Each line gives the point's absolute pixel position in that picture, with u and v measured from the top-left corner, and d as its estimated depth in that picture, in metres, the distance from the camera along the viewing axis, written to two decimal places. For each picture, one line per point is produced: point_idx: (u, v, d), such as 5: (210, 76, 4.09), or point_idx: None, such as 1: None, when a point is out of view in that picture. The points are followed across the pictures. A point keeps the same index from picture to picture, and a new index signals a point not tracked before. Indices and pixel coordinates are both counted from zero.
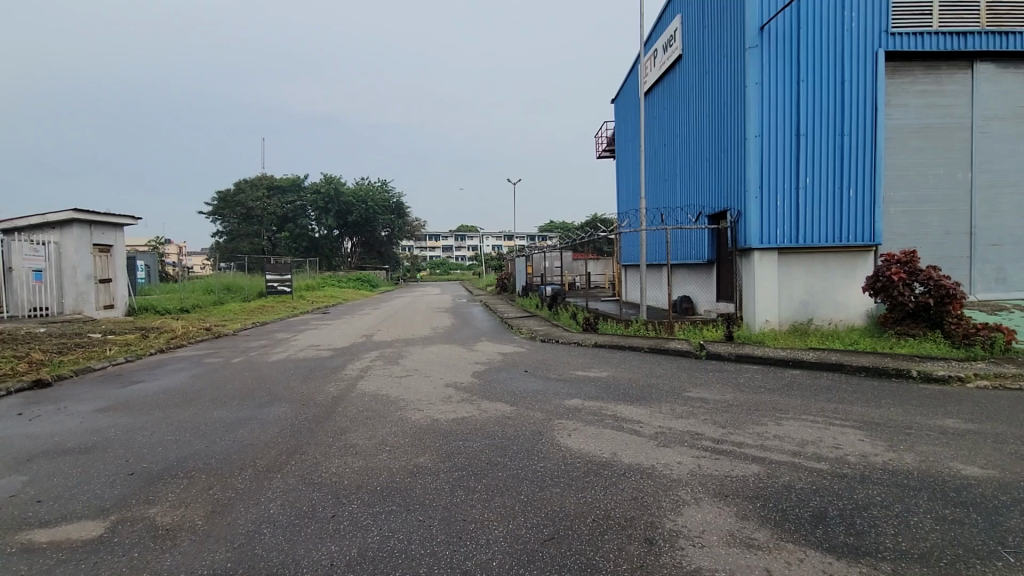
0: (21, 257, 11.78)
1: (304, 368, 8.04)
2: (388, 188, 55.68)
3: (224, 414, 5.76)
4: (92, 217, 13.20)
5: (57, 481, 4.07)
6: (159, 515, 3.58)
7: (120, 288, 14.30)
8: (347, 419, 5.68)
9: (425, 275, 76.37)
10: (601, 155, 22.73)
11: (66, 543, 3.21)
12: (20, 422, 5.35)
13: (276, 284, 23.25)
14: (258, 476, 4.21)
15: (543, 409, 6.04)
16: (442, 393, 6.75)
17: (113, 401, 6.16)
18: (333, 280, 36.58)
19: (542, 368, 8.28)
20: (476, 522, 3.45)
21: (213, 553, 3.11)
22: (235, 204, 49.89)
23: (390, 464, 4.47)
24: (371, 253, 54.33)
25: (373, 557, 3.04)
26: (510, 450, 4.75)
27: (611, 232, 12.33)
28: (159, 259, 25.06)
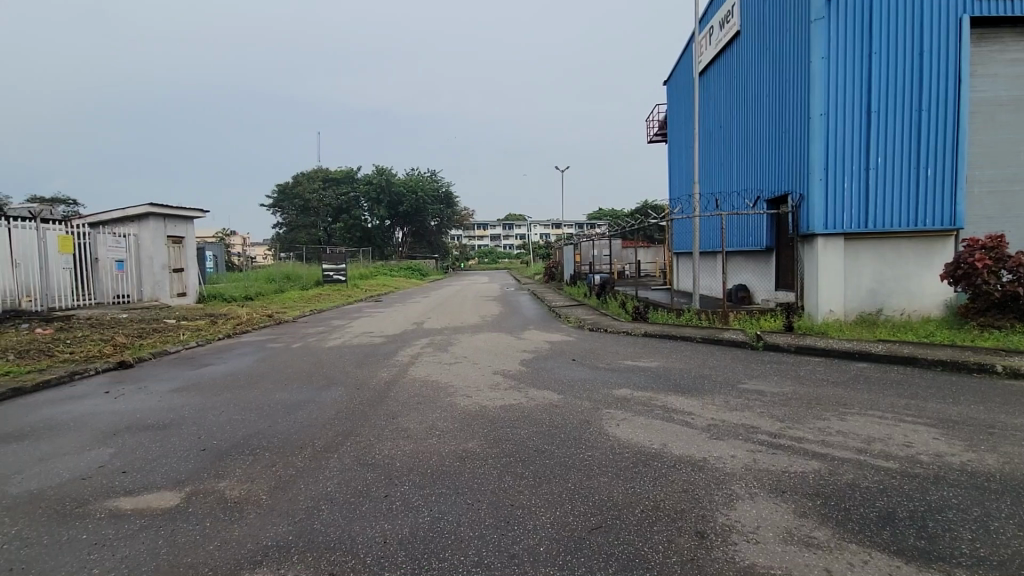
0: (106, 248, 12.76)
1: (359, 354, 8.34)
2: (437, 179, 56.67)
3: (286, 396, 6.09)
4: (166, 211, 14.19)
5: (139, 454, 4.43)
6: (229, 488, 3.85)
7: (192, 277, 15.29)
8: (399, 403, 5.87)
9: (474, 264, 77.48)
10: (651, 139, 22.10)
11: (148, 511, 3.52)
12: (107, 400, 5.86)
13: (332, 272, 24.24)
14: (317, 456, 4.44)
15: (591, 398, 6.02)
16: (490, 380, 6.84)
17: (186, 382, 6.64)
18: (386, 269, 37.88)
19: (591, 357, 8.22)
20: (524, 508, 3.49)
21: (277, 526, 3.32)
22: (293, 197, 52.09)
23: (440, 448, 4.59)
24: (422, 243, 55.76)
25: (423, 537, 3.15)
26: (557, 439, 4.77)
27: (662, 218, 12.00)
28: (224, 250, 26.64)
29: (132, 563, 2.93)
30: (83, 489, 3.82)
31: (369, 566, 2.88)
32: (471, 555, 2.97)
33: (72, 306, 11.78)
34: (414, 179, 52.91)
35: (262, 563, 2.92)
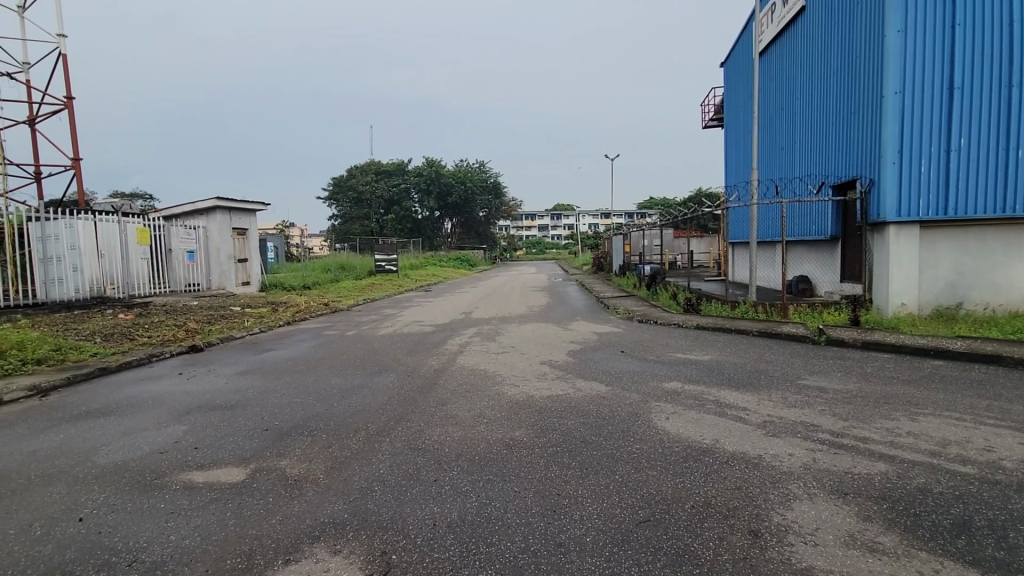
0: (178, 240, 13.63)
1: (409, 342, 8.57)
2: (486, 170, 57.03)
3: (341, 381, 6.35)
4: (231, 204, 15.02)
5: (208, 432, 4.76)
6: (289, 466, 4.07)
7: (255, 267, 16.15)
8: (448, 391, 6.01)
9: (522, 255, 77.66)
10: (707, 124, 21.30)
11: (217, 484, 3.78)
12: (180, 381, 6.30)
13: (384, 263, 24.97)
14: (370, 439, 4.62)
15: (640, 391, 5.92)
16: (537, 370, 6.87)
17: (251, 366, 7.04)
18: (435, 259, 38.63)
19: (640, 349, 8.07)
20: (570, 499, 3.50)
21: (333, 504, 3.49)
22: (347, 189, 53.75)
23: (488, 436, 4.66)
24: (470, 234, 56.42)
25: (471, 522, 3.22)
26: (604, 431, 4.73)
27: (717, 207, 11.54)
28: (284, 241, 27.96)
29: (204, 532, 3.16)
30: (160, 463, 4.14)
31: (418, 547, 2.98)
32: (517, 542, 3.01)
33: (150, 293, 12.70)
34: (462, 170, 53.53)
35: (320, 539, 3.08)
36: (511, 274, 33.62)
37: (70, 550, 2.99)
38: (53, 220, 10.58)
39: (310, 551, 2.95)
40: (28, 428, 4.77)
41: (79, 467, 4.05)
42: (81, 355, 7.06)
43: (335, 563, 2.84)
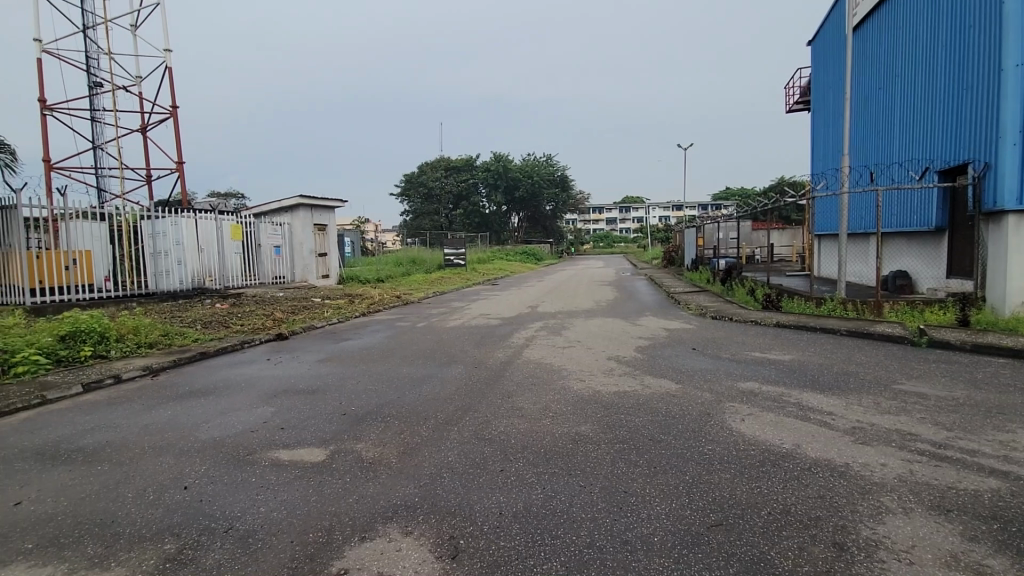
0: (266, 236, 14.68)
1: (477, 335, 8.75)
2: (553, 164, 56.74)
3: (413, 370, 6.61)
4: (312, 202, 15.98)
5: (293, 414, 5.12)
6: (365, 450, 4.31)
7: (334, 261, 17.05)
8: (514, 383, 6.08)
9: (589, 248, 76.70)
10: (791, 108, 19.92)
11: (301, 463, 4.07)
12: (268, 366, 6.83)
13: (453, 257, 25.58)
14: (440, 427, 4.77)
15: (712, 390, 5.69)
16: (603, 365, 6.79)
17: (331, 354, 7.49)
18: (501, 253, 39.07)
19: (712, 347, 7.75)
20: (637, 497, 3.44)
21: (405, 487, 3.65)
22: (418, 185, 55.28)
23: (554, 429, 4.67)
24: (536, 228, 56.50)
25: (537, 513, 3.26)
26: (674, 429, 4.59)
27: (802, 197, 10.77)
28: (360, 237, 29.34)
29: (290, 507, 3.41)
30: (252, 440, 4.52)
31: (485, 534, 3.05)
32: (583, 536, 3.01)
33: (242, 284, 13.80)
34: (529, 164, 53.61)
35: (392, 519, 3.24)
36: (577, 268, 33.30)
37: (177, 514, 3.33)
38: (162, 218, 11.75)
39: (383, 531, 3.11)
40: (142, 404, 5.37)
41: (184, 440, 4.51)
42: (185, 340, 7.81)
43: (406, 544, 2.97)
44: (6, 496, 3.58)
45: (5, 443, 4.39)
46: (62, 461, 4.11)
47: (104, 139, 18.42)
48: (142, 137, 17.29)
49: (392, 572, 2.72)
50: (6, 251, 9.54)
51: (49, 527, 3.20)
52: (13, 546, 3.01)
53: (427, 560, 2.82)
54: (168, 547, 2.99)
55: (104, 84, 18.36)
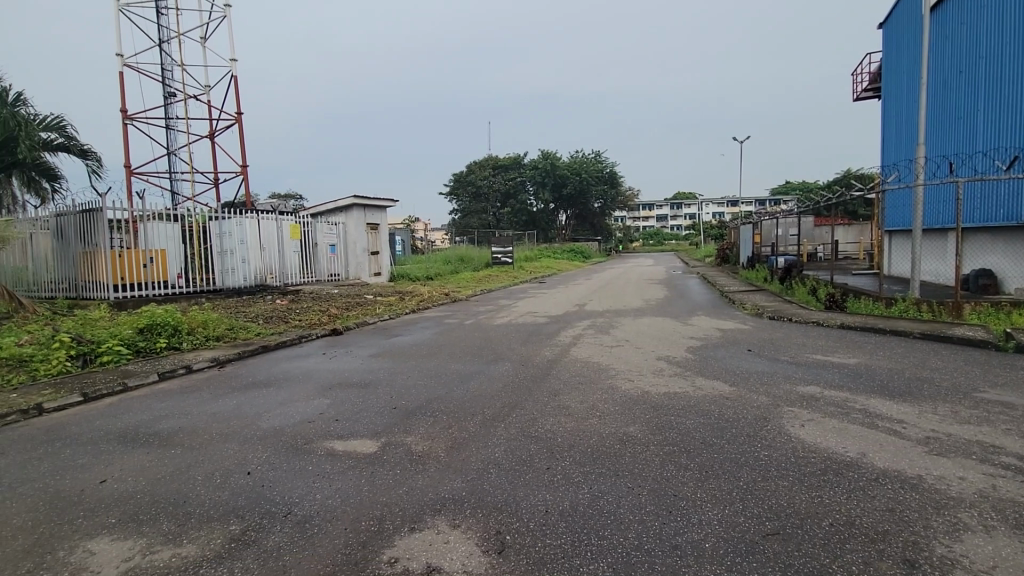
0: (323, 235, 15.28)
1: (524, 332, 8.79)
2: (602, 161, 56.00)
3: (462, 367, 6.71)
4: (365, 202, 16.51)
5: (347, 407, 5.33)
6: (414, 443, 4.42)
7: (385, 259, 17.54)
8: (561, 382, 6.06)
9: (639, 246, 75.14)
10: (859, 96, 18.77)
11: (355, 454, 4.23)
12: (324, 360, 7.13)
13: (500, 255, 25.76)
14: (487, 423, 4.83)
15: (769, 394, 5.46)
16: (653, 365, 6.64)
17: (382, 349, 7.72)
18: (548, 251, 38.95)
19: (770, 348, 7.42)
20: (687, 501, 3.35)
21: (453, 481, 3.72)
22: (466, 184, 55.73)
23: (601, 429, 4.62)
24: (584, 226, 55.93)
25: (583, 513, 3.24)
26: (727, 433, 4.44)
27: (871, 190, 10.11)
28: (410, 236, 30.03)
29: (344, 495, 3.56)
30: (309, 430, 4.73)
31: (531, 531, 3.07)
32: (631, 538, 2.96)
33: (301, 282, 14.44)
34: (578, 162, 53.14)
35: (440, 512, 3.31)
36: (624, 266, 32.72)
37: (242, 498, 3.55)
38: (228, 219, 12.48)
39: (431, 522, 3.19)
40: (211, 393, 5.74)
41: (248, 429, 4.78)
42: (249, 334, 8.27)
43: (454, 536, 3.03)
44: (94, 474, 3.92)
45: (93, 426, 4.81)
46: (141, 444, 4.45)
47: (177, 145, 19.76)
48: (211, 143, 18.43)
49: (441, 563, 2.78)
50: (93, 250, 10.43)
51: (129, 504, 3.48)
52: (99, 520, 3.29)
53: (474, 553, 2.87)
54: (233, 528, 3.18)
55: (177, 94, 19.68)
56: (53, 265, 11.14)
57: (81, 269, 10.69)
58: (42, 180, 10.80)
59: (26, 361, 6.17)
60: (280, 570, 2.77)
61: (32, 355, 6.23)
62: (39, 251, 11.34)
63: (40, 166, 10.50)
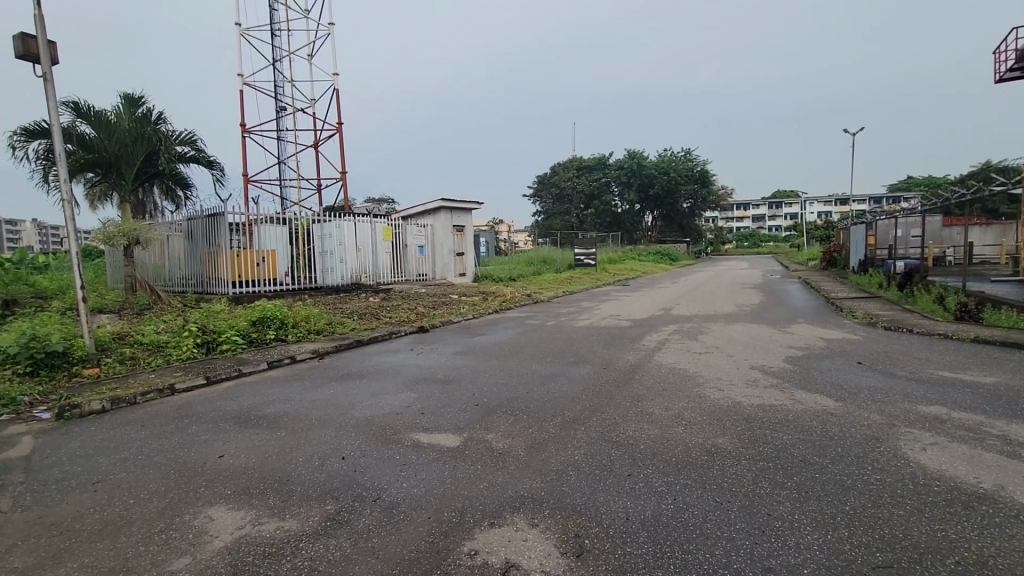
0: (412, 236, 16.00)
1: (607, 335, 8.63)
2: (692, 159, 53.56)
3: (544, 368, 6.73)
4: (452, 204, 17.06)
5: (432, 401, 5.55)
6: (495, 440, 4.51)
7: (470, 260, 18.06)
8: (645, 387, 5.87)
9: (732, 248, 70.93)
10: (1002, 77, 16.38)
11: (439, 446, 4.40)
12: (413, 355, 7.48)
13: (583, 257, 25.48)
14: (567, 425, 4.81)
15: (882, 412, 4.92)
16: (746, 375, 6.23)
17: (466, 347, 7.93)
18: (632, 254, 37.89)
19: (884, 362, 6.68)
20: (783, 521, 3.12)
21: (533, 480, 3.75)
22: (549, 185, 55.60)
23: (688, 439, 4.43)
24: (672, 227, 53.79)
25: (667, 524, 3.13)
26: (830, 453, 4.06)
27: (1017, 184, 8.74)
28: (493, 239, 30.59)
29: (428, 485, 3.71)
30: (398, 422, 5.00)
31: (612, 537, 3.01)
32: (718, 555, 2.81)
33: (392, 281, 15.23)
34: (666, 161, 51.25)
35: (519, 510, 3.35)
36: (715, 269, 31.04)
37: (337, 480, 3.83)
38: (329, 221, 13.46)
39: (511, 519, 3.23)
40: (312, 382, 6.23)
41: (343, 417, 5.14)
42: (344, 328, 8.90)
43: (533, 535, 3.06)
44: (214, 449, 4.41)
45: (213, 407, 5.41)
46: (252, 425, 4.94)
47: (286, 155, 21.65)
48: (315, 151, 19.98)
49: (519, 561, 2.81)
50: (216, 250, 11.75)
51: (242, 478, 3.88)
52: (216, 490, 3.70)
53: (553, 553, 2.87)
54: (329, 507, 3.44)
55: (287, 108, 21.54)
56: (185, 263, 12.68)
57: (205, 267, 12.06)
58: (177, 189, 12.22)
59: (162, 347, 7.08)
60: (370, 550, 2.95)
61: (166, 342, 7.14)
62: (174, 251, 12.94)
63: (175, 177, 11.86)
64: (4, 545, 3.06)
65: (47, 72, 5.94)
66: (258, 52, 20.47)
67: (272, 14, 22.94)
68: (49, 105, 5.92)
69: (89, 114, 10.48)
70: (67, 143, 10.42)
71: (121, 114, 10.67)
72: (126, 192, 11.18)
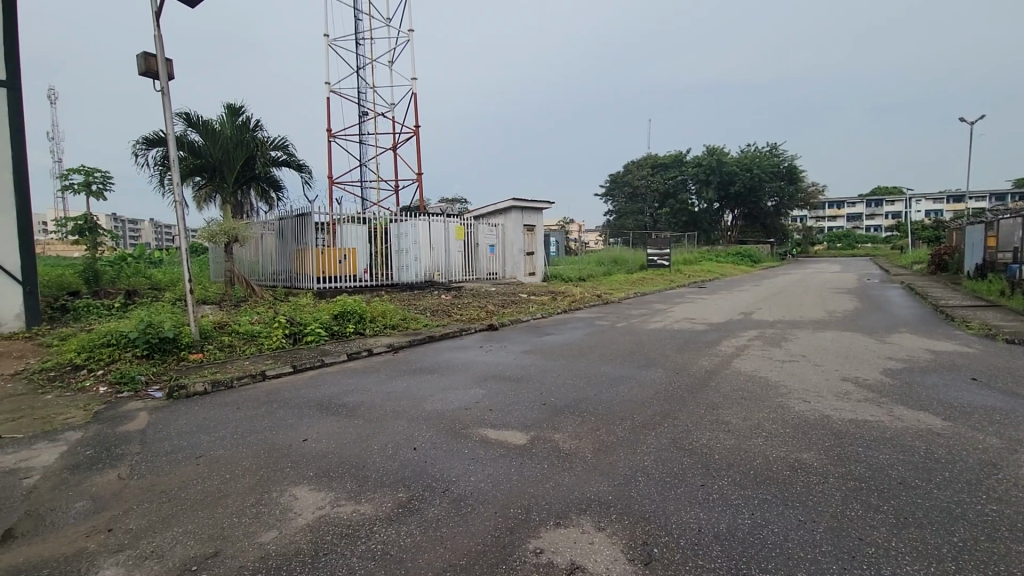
0: (483, 236, 16.27)
1: (680, 339, 8.29)
2: (779, 154, 50.29)
3: (614, 370, 6.60)
4: (524, 204, 17.12)
5: (501, 398, 5.63)
6: (562, 441, 4.49)
7: (540, 259, 18.05)
8: (721, 395, 5.59)
9: (823, 249, 65.77)
10: None
11: (506, 443, 4.44)
12: (482, 353, 7.61)
13: (656, 257, 24.71)
14: (636, 429, 4.69)
15: (1001, 435, 4.36)
16: (837, 387, 5.75)
17: (535, 347, 7.96)
18: (710, 254, 36.18)
19: (1005, 379, 5.91)
20: (877, 548, 2.85)
21: (599, 483, 3.69)
22: (622, 184, 54.31)
23: (768, 452, 4.16)
24: (754, 227, 50.82)
25: (743, 539, 2.96)
26: (934, 476, 3.67)
27: None
28: (563, 239, 30.42)
29: (495, 481, 3.77)
30: (467, 417, 5.11)
31: (682, 548, 2.90)
32: None
33: (463, 279, 15.57)
34: (749, 156, 48.52)
35: (586, 512, 3.31)
36: (800, 272, 29.00)
37: (409, 470, 3.98)
38: (405, 221, 14.00)
39: (576, 521, 3.20)
40: (387, 374, 6.52)
41: (415, 410, 5.33)
42: (417, 324, 9.23)
43: (599, 538, 3.01)
44: (299, 433, 4.74)
45: (299, 393, 5.81)
46: (332, 412, 5.25)
47: (368, 157, 22.74)
48: (394, 153, 20.84)
49: (585, 563, 2.78)
50: (303, 247, 12.61)
51: (323, 462, 4.14)
52: (300, 471, 3.97)
53: (619, 559, 2.81)
54: (401, 495, 3.58)
55: (369, 113, 22.61)
56: (276, 260, 13.70)
57: (294, 263, 12.97)
58: (270, 191, 13.22)
59: (256, 336, 7.71)
60: (438, 539, 3.05)
61: (259, 332, 7.76)
62: (268, 248, 14.03)
63: (269, 179, 12.84)
64: (122, 508, 3.46)
65: (164, 86, 6.63)
66: (343, 60, 21.65)
67: (356, 23, 24.19)
68: (164, 116, 6.60)
69: (198, 123, 11.60)
70: (179, 150, 11.58)
71: (224, 123, 11.71)
72: (227, 194, 12.25)
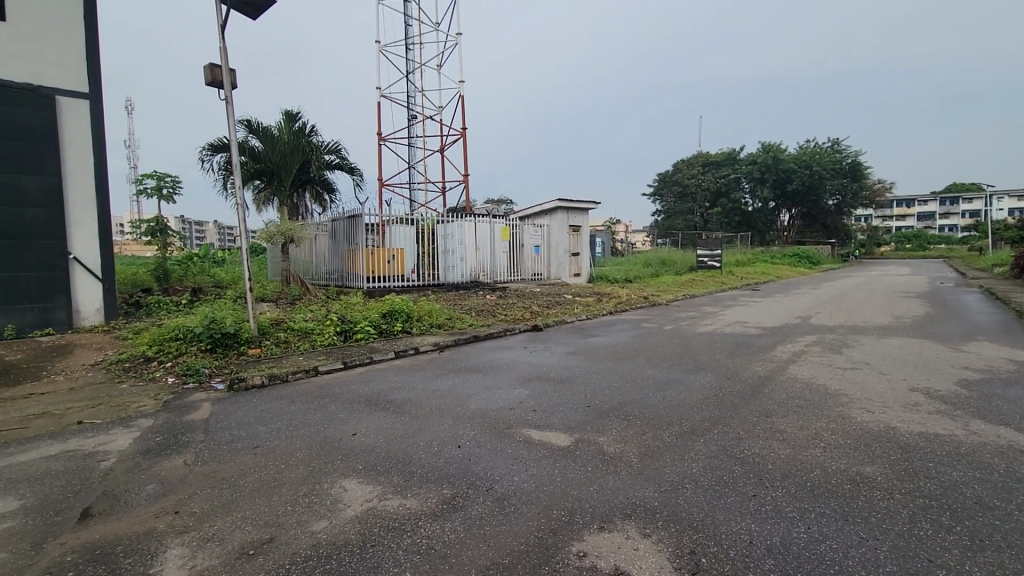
0: (529, 236, 16.30)
1: (732, 343, 8.00)
2: (842, 149, 47.68)
3: (662, 373, 6.45)
4: (571, 204, 16.94)
5: (545, 399, 5.61)
6: (606, 444, 4.42)
7: (586, 260, 17.86)
8: (775, 403, 5.35)
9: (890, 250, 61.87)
10: None
11: (550, 445, 4.42)
12: (526, 353, 7.61)
13: (706, 258, 23.96)
14: (683, 435, 4.57)
15: None
16: (904, 397, 5.39)
17: (580, 348, 7.89)
18: (763, 255, 34.75)
19: None
20: (949, 571, 2.65)
21: (644, 488, 3.62)
22: (672, 183, 52.98)
23: (826, 463, 3.95)
24: (813, 226, 48.42)
25: (798, 554, 2.82)
26: (1016, 497, 3.37)
27: None
28: (609, 240, 30.00)
29: (538, 481, 3.76)
30: (510, 417, 5.13)
31: (732, 559, 2.80)
32: None
33: (508, 279, 15.65)
34: (808, 153, 46.26)
35: (630, 517, 3.25)
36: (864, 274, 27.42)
37: (453, 467, 4.03)
38: (452, 222, 14.22)
39: (621, 526, 3.15)
40: (433, 372, 6.64)
41: (459, 408, 5.40)
42: (462, 324, 9.36)
43: (645, 545, 2.94)
44: (349, 427, 4.89)
45: (349, 389, 6.01)
46: (380, 408, 5.39)
47: (416, 160, 23.20)
48: (441, 154, 21.16)
49: (629, 569, 2.74)
50: (355, 248, 13.02)
51: (371, 456, 4.26)
52: (349, 464, 4.10)
53: (665, 567, 2.74)
54: (446, 492, 3.63)
55: (417, 116, 23.07)
56: (329, 260, 14.21)
57: (346, 263, 13.41)
58: (323, 193, 13.73)
59: (309, 333, 8.02)
60: (481, 537, 3.07)
61: (312, 329, 8.08)
62: (321, 249, 14.57)
63: (322, 182, 13.34)
64: (186, 492, 3.68)
65: (228, 95, 7.01)
66: (393, 66, 22.19)
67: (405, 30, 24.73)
68: (228, 124, 6.98)
69: (258, 129, 12.21)
70: (241, 155, 12.22)
71: (282, 129, 12.27)
72: (284, 196, 12.82)
